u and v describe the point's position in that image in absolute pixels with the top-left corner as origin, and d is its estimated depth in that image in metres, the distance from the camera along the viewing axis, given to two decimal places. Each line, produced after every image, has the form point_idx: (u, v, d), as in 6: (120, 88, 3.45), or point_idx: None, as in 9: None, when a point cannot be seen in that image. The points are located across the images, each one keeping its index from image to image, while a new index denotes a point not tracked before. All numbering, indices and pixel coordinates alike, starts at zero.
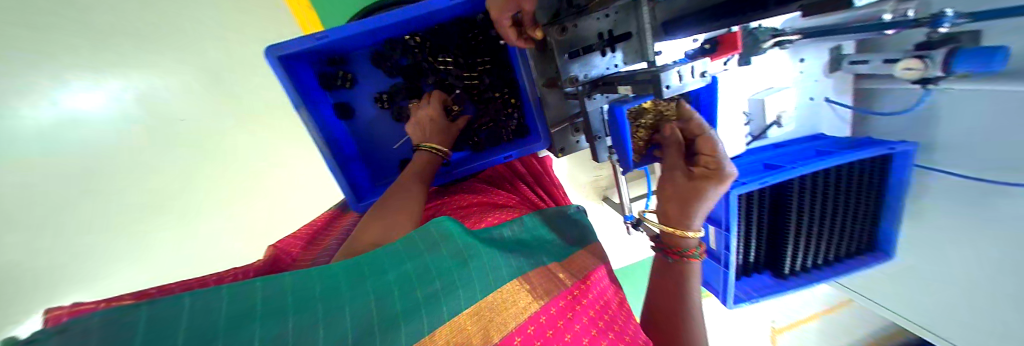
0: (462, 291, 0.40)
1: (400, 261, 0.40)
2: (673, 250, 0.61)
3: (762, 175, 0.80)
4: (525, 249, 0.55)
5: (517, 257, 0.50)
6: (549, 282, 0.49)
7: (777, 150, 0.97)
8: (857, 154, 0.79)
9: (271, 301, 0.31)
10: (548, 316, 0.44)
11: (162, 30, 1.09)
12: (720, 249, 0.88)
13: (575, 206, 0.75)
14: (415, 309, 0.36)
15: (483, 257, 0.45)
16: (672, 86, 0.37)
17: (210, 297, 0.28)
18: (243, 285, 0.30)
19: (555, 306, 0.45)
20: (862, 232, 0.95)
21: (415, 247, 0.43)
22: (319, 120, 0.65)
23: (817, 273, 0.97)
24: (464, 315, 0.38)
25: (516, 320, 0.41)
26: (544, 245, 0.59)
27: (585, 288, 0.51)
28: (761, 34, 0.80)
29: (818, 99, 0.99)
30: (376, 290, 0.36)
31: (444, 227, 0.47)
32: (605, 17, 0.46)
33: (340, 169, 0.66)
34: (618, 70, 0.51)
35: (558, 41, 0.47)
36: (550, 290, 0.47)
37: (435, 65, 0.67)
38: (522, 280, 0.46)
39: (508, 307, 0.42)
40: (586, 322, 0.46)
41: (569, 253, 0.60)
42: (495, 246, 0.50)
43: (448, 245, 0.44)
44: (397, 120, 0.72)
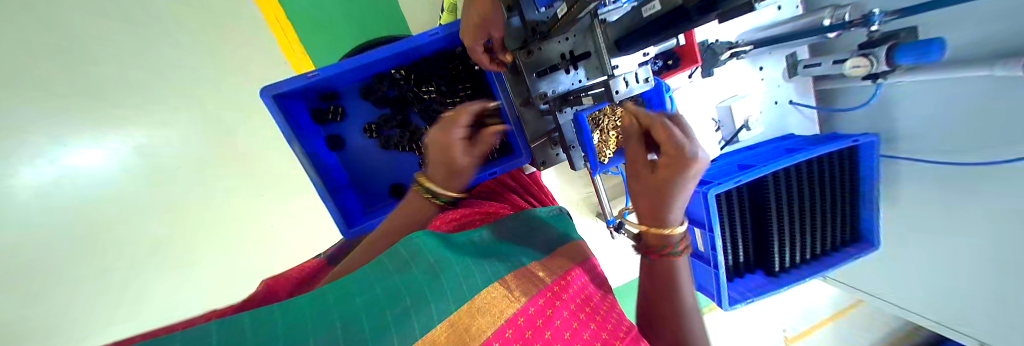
0: (435, 305, 0.39)
1: (368, 287, 0.41)
2: (654, 251, 0.51)
3: (736, 175, 0.84)
4: (499, 253, 0.57)
5: (493, 265, 0.52)
6: (526, 282, 0.50)
7: (750, 152, 1.02)
8: (822, 149, 0.85)
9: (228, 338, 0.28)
10: (526, 317, 0.44)
11: (163, 85, 1.16)
12: (708, 250, 0.90)
13: (558, 208, 0.80)
14: (384, 330, 0.35)
15: (455, 272, 0.46)
16: (620, 91, 0.47)
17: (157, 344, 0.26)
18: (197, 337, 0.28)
19: (533, 306, 0.46)
20: (843, 224, 0.98)
21: (386, 270, 0.45)
22: (312, 153, 0.69)
23: (806, 267, 0.99)
24: (437, 330, 0.37)
25: (492, 325, 0.41)
26: (526, 244, 0.63)
27: (564, 283, 0.52)
28: (717, 48, 0.89)
29: (782, 102, 1.06)
30: (342, 317, 0.35)
31: (417, 244, 0.50)
32: (565, 39, 0.53)
33: (331, 196, 0.70)
34: (583, 84, 0.57)
35: (525, 63, 0.55)
36: (528, 290, 0.48)
37: (420, 95, 0.72)
38: (499, 286, 0.47)
39: (484, 315, 0.42)
40: (567, 315, 0.47)
41: (552, 248, 0.63)
42: (471, 261, 0.51)
43: (417, 266, 0.46)
44: (385, 148, 0.76)
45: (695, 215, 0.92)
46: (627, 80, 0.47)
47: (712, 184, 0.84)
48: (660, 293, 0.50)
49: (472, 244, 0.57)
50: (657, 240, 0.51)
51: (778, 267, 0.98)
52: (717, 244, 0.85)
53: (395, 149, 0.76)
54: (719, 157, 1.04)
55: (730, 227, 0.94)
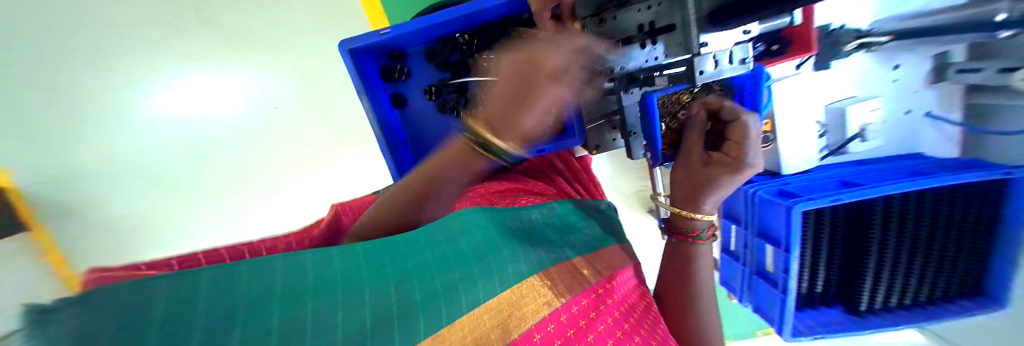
0: (480, 284, 0.39)
1: (416, 253, 0.41)
2: (677, 231, 0.53)
3: (835, 193, 0.70)
4: (544, 241, 0.55)
5: (537, 253, 0.50)
6: (572, 279, 0.48)
7: (860, 167, 0.83)
8: (960, 177, 0.66)
9: (293, 284, 0.30)
10: (570, 315, 0.43)
11: (254, 26, 1.21)
12: (778, 272, 0.77)
13: (608, 202, 0.76)
14: (434, 298, 0.35)
15: (501, 254, 0.46)
16: (706, 72, 0.44)
17: (232, 275, 0.28)
18: (260, 269, 0.30)
19: (576, 305, 0.45)
20: (967, 273, 0.77)
21: (431, 239, 0.45)
22: (377, 107, 0.73)
23: (900, 314, 0.81)
24: (480, 309, 0.37)
25: (536, 316, 0.40)
26: (570, 235, 0.60)
27: (609, 288, 0.50)
28: (843, 36, 0.74)
29: (915, 111, 0.84)
30: (396, 278, 0.36)
31: (462, 222, 0.49)
32: (646, 8, 0.46)
33: (390, 151, 0.75)
34: (657, 63, 0.48)
35: (596, 33, 0.48)
36: (573, 287, 0.47)
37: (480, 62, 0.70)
38: (543, 276, 0.46)
39: (526, 304, 0.41)
40: (611, 323, 0.46)
41: (598, 247, 0.59)
42: (515, 243, 0.50)
43: (465, 239, 0.46)
44: (440, 112, 0.75)
45: (769, 230, 0.79)
46: (717, 61, 0.44)
47: (799, 199, 0.71)
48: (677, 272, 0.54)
49: (519, 226, 0.56)
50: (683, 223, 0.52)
51: (865, 306, 0.82)
52: (791, 267, 0.72)
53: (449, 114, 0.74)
54: (816, 169, 0.86)
55: (811, 251, 0.80)
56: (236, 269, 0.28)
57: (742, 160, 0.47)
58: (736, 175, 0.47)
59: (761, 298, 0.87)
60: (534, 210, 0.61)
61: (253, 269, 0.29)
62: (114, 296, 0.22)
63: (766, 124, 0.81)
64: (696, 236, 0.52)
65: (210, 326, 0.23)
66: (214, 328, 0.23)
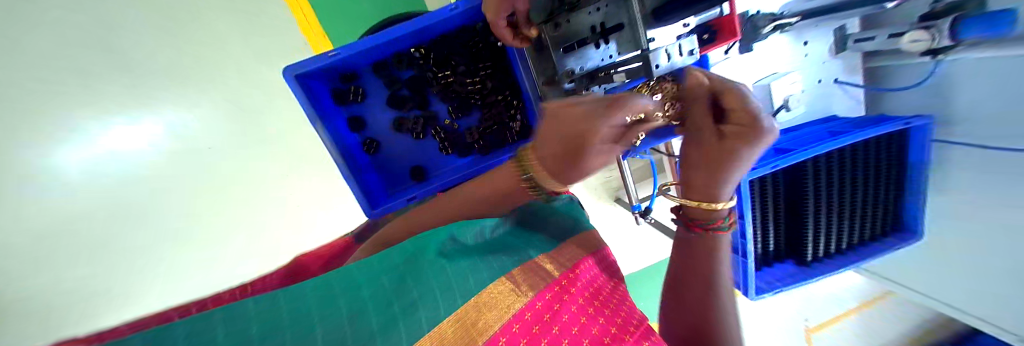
0: (439, 299, 0.39)
1: (370, 280, 0.41)
2: (699, 224, 0.49)
3: (770, 160, 0.78)
4: (506, 250, 0.57)
5: (495, 262, 0.51)
6: (536, 277, 0.49)
7: (788, 135, 0.94)
8: (859, 135, 0.77)
9: (237, 335, 0.27)
10: (534, 312, 0.43)
11: (179, 58, 1.08)
12: (737, 238, 0.84)
13: (569, 196, 0.78)
14: (392, 321, 0.35)
15: (456, 269, 0.46)
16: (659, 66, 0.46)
17: (166, 338, 0.24)
18: (202, 318, 0.28)
19: (540, 300, 0.45)
20: (876, 214, 0.90)
21: (386, 264, 0.44)
22: (333, 132, 0.69)
23: (840, 258, 0.92)
24: (443, 323, 0.37)
25: (499, 320, 0.40)
26: (535, 238, 0.63)
27: (572, 277, 0.51)
28: (760, 20, 0.81)
29: (826, 80, 0.96)
30: (350, 308, 0.35)
31: (416, 244, 0.49)
32: (597, 10, 0.48)
33: (354, 178, 0.69)
34: (613, 60, 0.51)
35: (552, 37, 0.50)
36: (537, 283, 0.48)
37: (439, 76, 0.70)
38: (503, 281, 0.46)
39: (488, 310, 0.41)
40: (575, 310, 0.46)
41: (558, 242, 0.62)
42: (470, 258, 0.51)
43: (418, 261, 0.46)
44: (396, 130, 0.75)
45: (723, 201, 0.87)
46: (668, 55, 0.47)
47: (745, 170, 0.78)
48: (693, 272, 0.48)
49: (476, 242, 0.58)
50: (705, 214, 0.48)
51: (810, 256, 0.92)
52: (747, 231, 0.80)
53: (407, 133, 0.75)
54: None
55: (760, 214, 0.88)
56: (177, 337, 0.25)
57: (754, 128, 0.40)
58: (752, 148, 0.41)
59: None
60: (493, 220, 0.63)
61: (200, 322, 0.27)
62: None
63: None
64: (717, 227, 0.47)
65: None
66: None
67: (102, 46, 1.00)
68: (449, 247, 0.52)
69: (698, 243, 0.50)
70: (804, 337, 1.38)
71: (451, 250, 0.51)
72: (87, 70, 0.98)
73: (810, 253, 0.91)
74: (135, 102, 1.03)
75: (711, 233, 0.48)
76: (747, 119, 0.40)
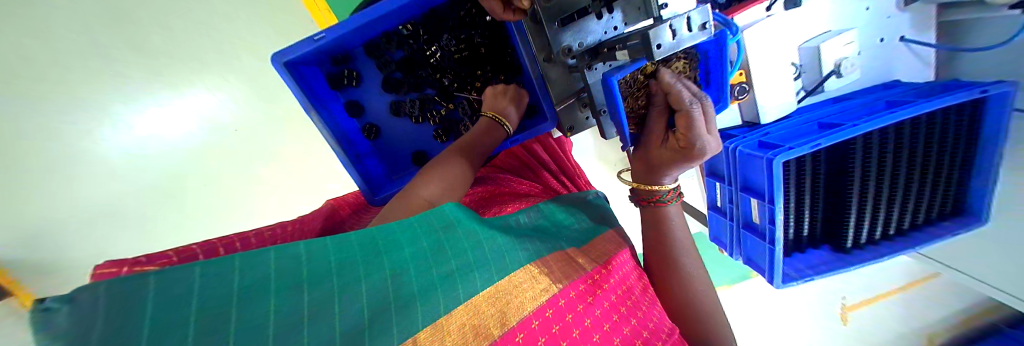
0: (478, 273, 0.39)
1: (415, 237, 0.39)
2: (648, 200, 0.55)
3: (813, 137, 0.68)
4: (541, 235, 0.53)
5: (532, 243, 0.48)
6: (568, 266, 0.47)
7: (837, 105, 0.82)
8: (929, 105, 0.65)
9: (287, 272, 0.29)
10: (567, 300, 0.42)
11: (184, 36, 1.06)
12: (765, 223, 0.77)
13: (594, 191, 0.73)
14: (432, 288, 0.35)
15: (494, 243, 0.44)
16: (662, 45, 0.35)
17: (223, 262, 0.26)
18: (258, 253, 0.29)
19: (574, 290, 0.43)
20: (937, 197, 0.78)
21: (429, 224, 0.42)
22: (330, 119, 0.66)
23: (887, 244, 0.82)
24: (479, 297, 0.37)
25: (533, 303, 0.39)
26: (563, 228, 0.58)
27: (605, 273, 0.48)
28: None
29: (890, 39, 0.81)
30: (393, 266, 0.35)
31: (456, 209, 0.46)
32: None
33: (354, 166, 0.67)
34: (618, 33, 0.44)
35: (544, 9, 0.42)
36: (567, 273, 0.45)
37: (431, 56, 0.65)
38: (538, 265, 0.45)
39: (524, 290, 0.40)
40: (608, 307, 0.44)
41: (588, 240, 0.57)
42: (509, 234, 0.48)
43: (461, 226, 0.44)
44: (395, 115, 0.71)
45: (752, 184, 0.78)
46: (674, 30, 0.35)
47: (780, 149, 0.69)
48: (657, 241, 0.55)
49: (513, 223, 0.53)
50: (649, 192, 0.55)
51: (851, 242, 0.82)
52: (778, 218, 0.72)
53: (406, 117, 0.71)
54: (794, 114, 0.85)
55: (797, 194, 0.79)
56: (231, 260, 0.27)
57: (695, 148, 0.47)
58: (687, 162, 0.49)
59: (752, 249, 0.87)
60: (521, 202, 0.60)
61: (250, 258, 0.28)
62: (108, 297, 0.21)
63: (741, 74, 0.78)
64: (660, 199, 0.55)
65: (204, 312, 0.24)
66: (208, 315, 0.24)
67: (117, 29, 0.99)
68: (484, 220, 0.49)
69: (645, 216, 0.57)
70: (837, 315, 1.25)
71: (485, 222, 0.49)
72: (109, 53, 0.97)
73: (852, 238, 0.81)
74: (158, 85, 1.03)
75: (655, 205, 0.56)
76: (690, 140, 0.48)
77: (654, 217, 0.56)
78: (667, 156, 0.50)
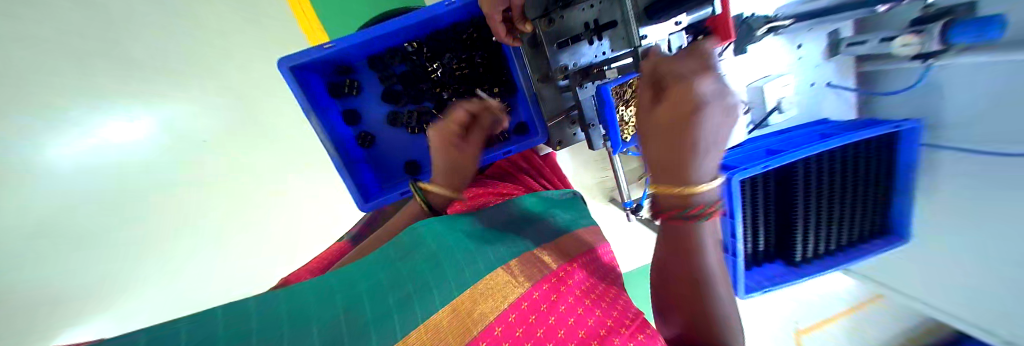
0: (436, 293, 0.39)
1: (370, 275, 0.42)
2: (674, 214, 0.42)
3: (762, 160, 0.79)
4: (506, 239, 0.56)
5: (497, 251, 0.50)
6: (532, 269, 0.49)
7: (780, 137, 0.96)
8: (852, 136, 0.78)
9: (238, 329, 0.30)
10: (530, 302, 0.42)
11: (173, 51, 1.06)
12: (727, 238, 0.85)
13: (571, 192, 0.79)
14: (387, 315, 0.36)
15: (455, 256, 0.45)
16: None
17: (168, 333, 0.28)
18: (202, 316, 0.31)
19: (538, 290, 0.45)
20: (864, 216, 0.91)
21: (387, 258, 0.46)
22: (328, 124, 0.66)
23: (829, 258, 0.93)
24: (440, 312, 0.37)
25: (495, 309, 0.40)
26: (526, 231, 0.60)
27: (570, 270, 0.51)
28: (755, 22, 0.81)
29: (818, 83, 0.97)
30: (347, 303, 0.37)
31: (424, 231, 0.51)
32: (589, 7, 0.48)
33: (347, 171, 0.67)
34: (607, 57, 0.52)
35: (546, 33, 0.49)
36: (532, 275, 0.47)
37: (430, 71, 0.70)
38: (504, 271, 0.46)
39: (485, 297, 0.41)
40: (572, 302, 0.45)
41: (561, 235, 0.61)
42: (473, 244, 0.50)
43: (418, 252, 0.46)
44: (391, 124, 0.73)
45: None
46: None
47: (736, 170, 0.79)
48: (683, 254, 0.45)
49: (477, 231, 0.56)
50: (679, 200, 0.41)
51: (799, 257, 0.92)
52: (737, 231, 0.81)
53: (403, 126, 0.74)
54: (745, 142, 0.98)
55: (751, 213, 0.89)
56: (174, 326, 0.29)
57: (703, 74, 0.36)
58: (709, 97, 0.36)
59: None
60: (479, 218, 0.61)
61: (197, 319, 0.31)
62: None
63: None
64: (693, 211, 0.40)
65: None
66: None
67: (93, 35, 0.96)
68: (450, 232, 0.52)
69: (669, 231, 0.45)
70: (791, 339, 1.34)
71: (450, 234, 0.51)
72: (82, 64, 0.93)
73: (799, 253, 0.92)
74: (134, 98, 0.99)
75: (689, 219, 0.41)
76: (679, 80, 0.37)
77: (686, 234, 0.43)
78: (671, 108, 0.37)
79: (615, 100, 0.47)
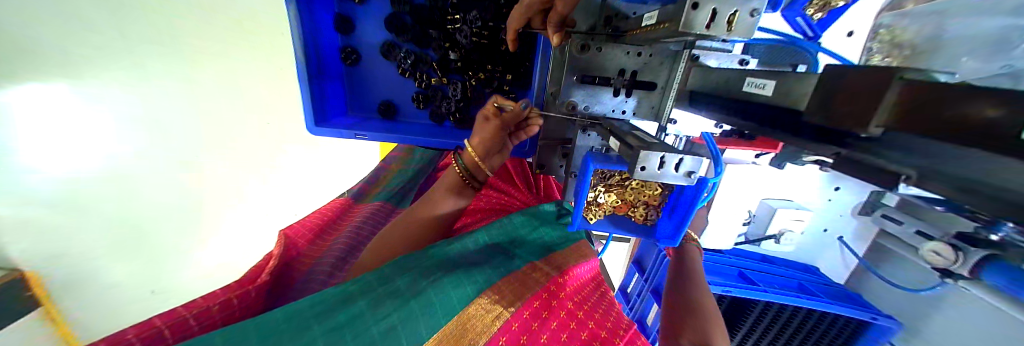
0: (423, 319, 0.34)
1: (354, 296, 0.36)
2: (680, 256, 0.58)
3: (728, 284, 0.79)
4: (497, 254, 0.48)
5: (484, 268, 0.43)
6: (521, 285, 0.43)
7: (761, 264, 0.92)
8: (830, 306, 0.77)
9: None
10: (521, 321, 0.38)
11: None
12: (652, 329, 0.83)
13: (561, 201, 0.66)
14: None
15: (444, 283, 0.39)
16: (648, 170, 0.28)
17: None
18: None
19: (527, 309, 0.39)
20: None
21: (370, 279, 0.39)
22: (308, 24, 0.57)
23: None
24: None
25: (485, 335, 0.35)
26: (520, 246, 0.51)
27: (561, 282, 0.45)
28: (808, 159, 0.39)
29: (831, 232, 0.87)
30: (325, 332, 0.32)
31: (395, 263, 0.42)
32: (636, 54, 0.39)
33: (309, 83, 0.59)
34: (623, 117, 0.42)
35: (572, 58, 0.40)
36: (520, 293, 0.41)
37: (449, 18, 0.59)
38: (493, 291, 0.40)
39: (476, 323, 0.36)
40: (564, 317, 0.40)
41: (551, 250, 0.52)
42: (461, 267, 0.43)
43: (402, 277, 0.39)
44: (385, 56, 0.63)
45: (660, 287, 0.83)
46: (666, 162, 0.27)
47: None
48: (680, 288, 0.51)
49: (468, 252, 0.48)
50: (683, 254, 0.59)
51: None
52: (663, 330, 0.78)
53: (395, 63, 0.64)
54: (727, 251, 0.92)
55: None
56: None
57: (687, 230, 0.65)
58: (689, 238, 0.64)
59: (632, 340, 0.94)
60: (482, 232, 0.52)
61: None
62: None
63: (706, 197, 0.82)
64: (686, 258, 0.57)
65: None
66: None
67: None
68: (439, 260, 0.44)
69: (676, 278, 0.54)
70: None
71: (437, 260, 0.44)
72: None
73: None
74: None
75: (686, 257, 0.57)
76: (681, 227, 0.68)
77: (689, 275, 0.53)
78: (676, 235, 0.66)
79: (594, 179, 0.35)
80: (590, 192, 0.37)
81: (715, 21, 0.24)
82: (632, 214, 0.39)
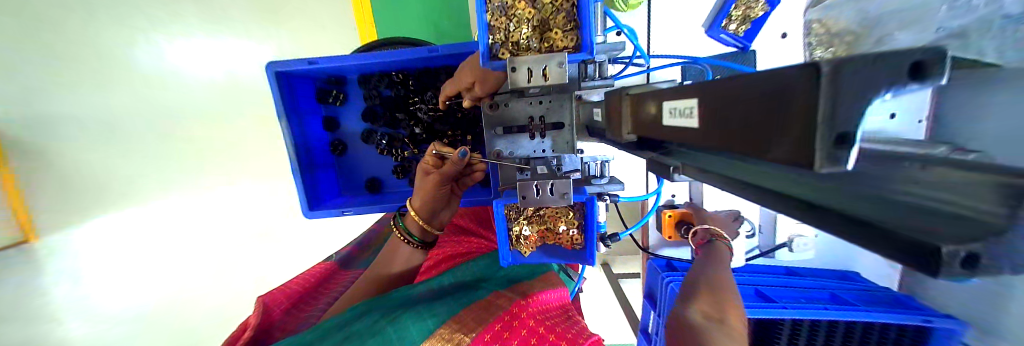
0: None
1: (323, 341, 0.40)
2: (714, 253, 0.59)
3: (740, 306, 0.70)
4: (461, 292, 0.51)
5: (445, 304, 0.46)
6: (481, 313, 0.45)
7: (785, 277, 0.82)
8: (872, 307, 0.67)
9: None
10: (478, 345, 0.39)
11: None
12: None
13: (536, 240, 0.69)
14: None
15: (401, 321, 0.42)
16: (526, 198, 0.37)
17: None
18: None
19: (488, 334, 0.41)
20: None
21: (336, 326, 0.42)
22: (299, 129, 0.69)
23: None
24: None
25: None
26: (486, 281, 0.54)
27: (524, 304, 0.47)
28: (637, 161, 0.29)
29: None
30: None
31: (359, 312, 0.45)
32: (539, 103, 0.45)
33: (301, 175, 0.69)
34: (544, 155, 0.48)
35: (486, 115, 0.46)
36: (480, 320, 0.43)
37: (411, 102, 0.70)
38: (451, 323, 0.42)
39: None
40: (525, 334, 0.41)
41: (517, 281, 0.54)
42: (422, 305, 0.46)
43: (363, 322, 0.43)
44: (365, 141, 0.75)
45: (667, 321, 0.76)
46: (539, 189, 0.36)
47: None
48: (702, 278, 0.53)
49: (434, 295, 0.50)
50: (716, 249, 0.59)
51: None
52: None
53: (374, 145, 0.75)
54: (740, 268, 0.85)
55: None
56: None
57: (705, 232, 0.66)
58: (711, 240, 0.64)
59: None
60: (448, 275, 0.55)
61: None
62: None
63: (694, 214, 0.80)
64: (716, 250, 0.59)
65: None
66: None
67: None
68: (404, 301, 0.48)
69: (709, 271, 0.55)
70: None
71: (402, 302, 0.47)
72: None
73: None
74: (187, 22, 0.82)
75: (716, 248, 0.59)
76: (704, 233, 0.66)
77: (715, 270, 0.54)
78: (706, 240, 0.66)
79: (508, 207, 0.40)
80: (513, 225, 0.41)
81: (533, 75, 0.35)
82: (561, 242, 0.42)
